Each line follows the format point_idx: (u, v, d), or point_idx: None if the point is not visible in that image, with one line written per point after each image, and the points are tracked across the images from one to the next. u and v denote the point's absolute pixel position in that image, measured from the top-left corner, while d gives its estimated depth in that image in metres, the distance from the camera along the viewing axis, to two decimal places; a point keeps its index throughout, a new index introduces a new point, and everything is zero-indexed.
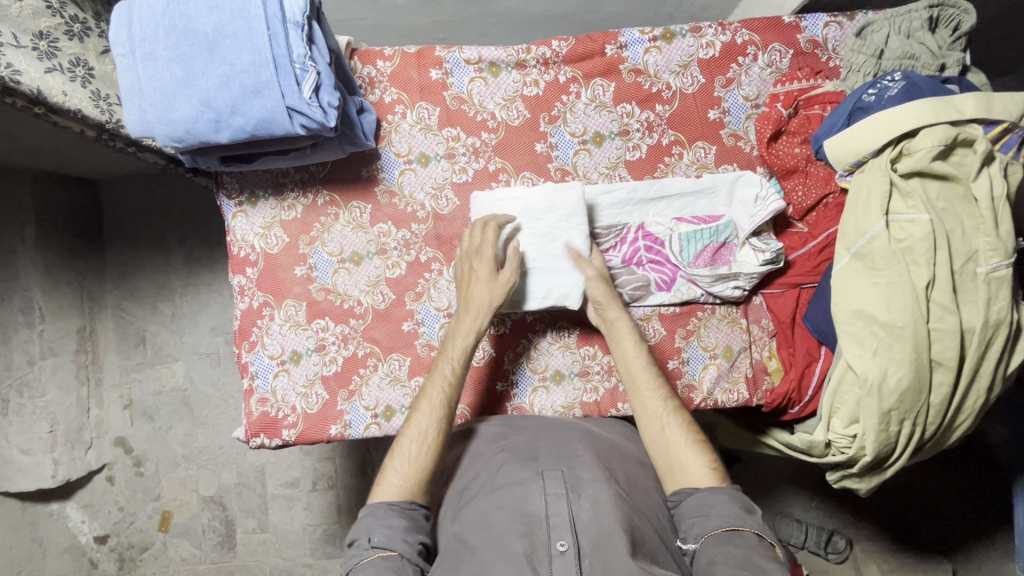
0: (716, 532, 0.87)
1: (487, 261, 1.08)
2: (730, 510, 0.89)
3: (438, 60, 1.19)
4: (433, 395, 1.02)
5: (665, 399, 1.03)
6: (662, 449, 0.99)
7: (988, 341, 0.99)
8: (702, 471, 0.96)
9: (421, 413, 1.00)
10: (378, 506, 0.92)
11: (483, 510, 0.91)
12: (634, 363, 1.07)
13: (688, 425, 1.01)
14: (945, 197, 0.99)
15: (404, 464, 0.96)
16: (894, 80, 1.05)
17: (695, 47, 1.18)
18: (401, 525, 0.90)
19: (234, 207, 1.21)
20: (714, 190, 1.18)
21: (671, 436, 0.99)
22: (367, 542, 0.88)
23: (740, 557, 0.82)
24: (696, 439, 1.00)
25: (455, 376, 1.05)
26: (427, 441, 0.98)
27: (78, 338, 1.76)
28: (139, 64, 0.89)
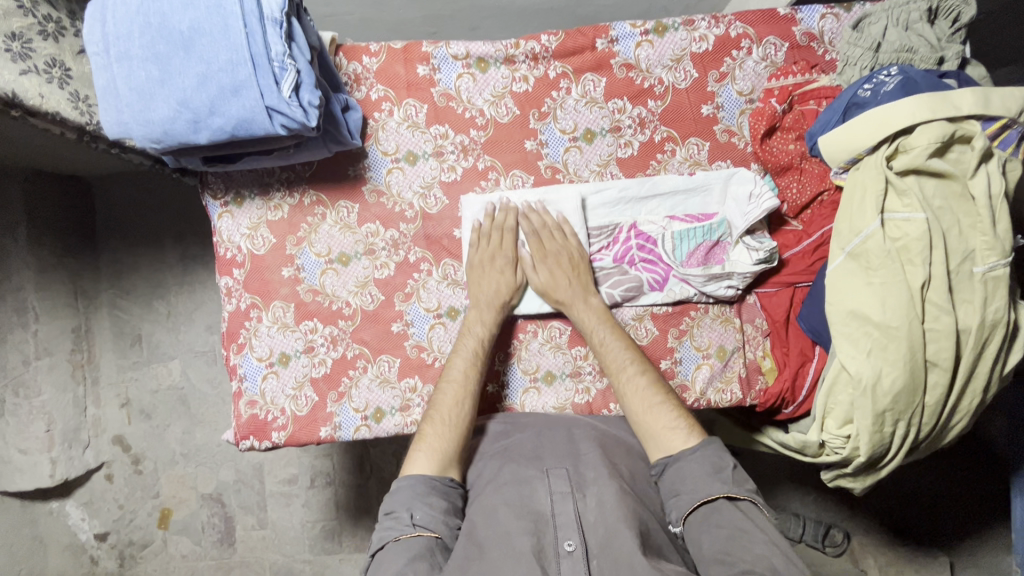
0: (695, 506, 0.88)
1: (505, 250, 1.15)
2: (702, 481, 0.89)
3: (425, 55, 1.16)
4: (461, 366, 1.07)
5: (626, 364, 1.05)
6: (630, 414, 1.02)
7: (985, 341, 0.97)
8: (680, 438, 0.96)
9: (453, 381, 1.05)
10: (416, 483, 0.92)
11: (490, 506, 0.89)
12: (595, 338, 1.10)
13: (649, 386, 1.02)
14: (942, 195, 0.97)
15: (440, 426, 0.99)
16: (891, 75, 1.02)
17: (687, 41, 1.16)
18: (441, 506, 0.90)
19: (220, 207, 1.19)
20: (707, 188, 1.16)
21: (631, 404, 1.02)
22: (408, 518, 0.87)
23: (724, 535, 0.82)
24: (657, 399, 1.00)
25: (482, 351, 1.10)
26: (459, 409, 1.01)
27: (73, 337, 1.75)
28: (114, 63, 0.87)
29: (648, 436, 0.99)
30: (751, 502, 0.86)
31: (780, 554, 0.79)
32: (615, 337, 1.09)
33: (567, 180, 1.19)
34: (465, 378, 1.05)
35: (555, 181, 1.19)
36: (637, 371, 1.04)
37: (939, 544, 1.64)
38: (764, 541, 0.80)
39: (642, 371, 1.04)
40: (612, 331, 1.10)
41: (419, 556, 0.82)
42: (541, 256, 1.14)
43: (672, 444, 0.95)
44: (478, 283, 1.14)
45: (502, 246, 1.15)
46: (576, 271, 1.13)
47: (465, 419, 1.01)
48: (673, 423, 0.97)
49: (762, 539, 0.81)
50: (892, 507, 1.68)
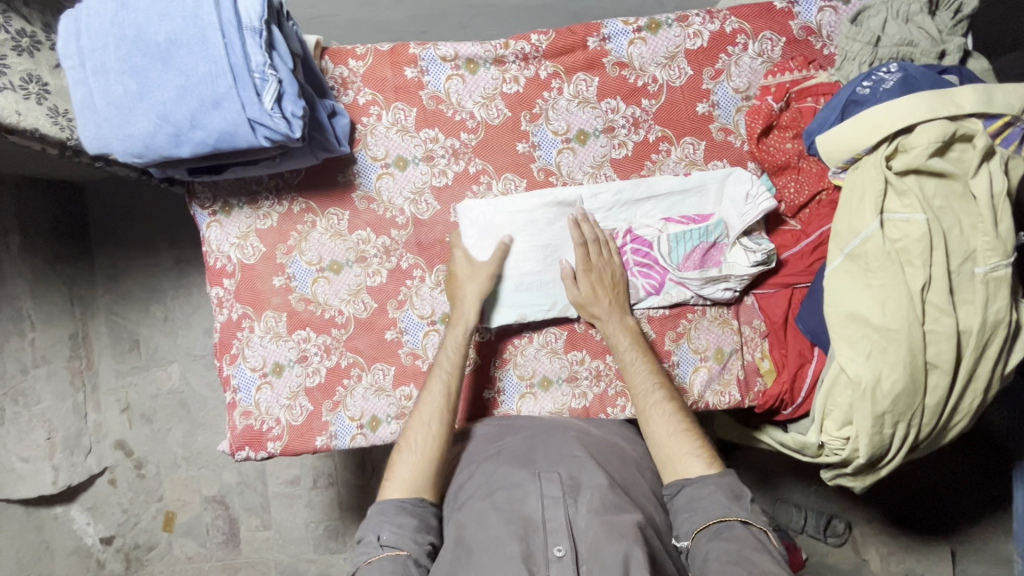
0: (707, 525, 0.88)
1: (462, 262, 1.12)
2: (717, 501, 0.89)
3: (412, 58, 1.14)
4: (439, 387, 1.04)
5: (653, 389, 1.04)
6: (651, 437, 1.00)
7: (985, 342, 0.96)
8: (696, 467, 0.95)
9: (427, 405, 1.02)
10: (388, 505, 0.93)
11: (478, 512, 0.89)
12: (625, 358, 1.08)
13: (674, 411, 1.01)
14: (943, 195, 0.95)
15: (413, 456, 0.98)
16: (890, 72, 1.00)
17: (681, 37, 1.13)
18: (411, 524, 0.91)
19: (209, 216, 1.17)
20: (703, 188, 1.14)
21: (655, 426, 1.00)
22: (376, 540, 0.89)
23: (732, 551, 0.82)
24: (680, 425, 0.99)
25: (456, 367, 1.06)
26: (432, 436, 0.99)
27: (71, 344, 1.74)
28: (91, 77, 0.85)
29: (665, 460, 0.98)
30: (763, 530, 0.87)
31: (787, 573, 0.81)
32: (644, 361, 1.07)
33: (560, 182, 1.16)
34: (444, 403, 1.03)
35: (548, 183, 1.16)
36: (663, 396, 1.02)
37: (938, 532, 1.61)
38: (773, 562, 0.81)
39: (669, 397, 1.02)
40: (643, 354, 1.08)
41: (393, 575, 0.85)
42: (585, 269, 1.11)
43: (690, 469, 0.95)
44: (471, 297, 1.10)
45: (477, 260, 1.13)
46: (610, 288, 1.12)
47: (438, 443, 0.99)
48: (696, 450, 0.96)
49: (771, 561, 0.81)
50: (892, 496, 1.65)
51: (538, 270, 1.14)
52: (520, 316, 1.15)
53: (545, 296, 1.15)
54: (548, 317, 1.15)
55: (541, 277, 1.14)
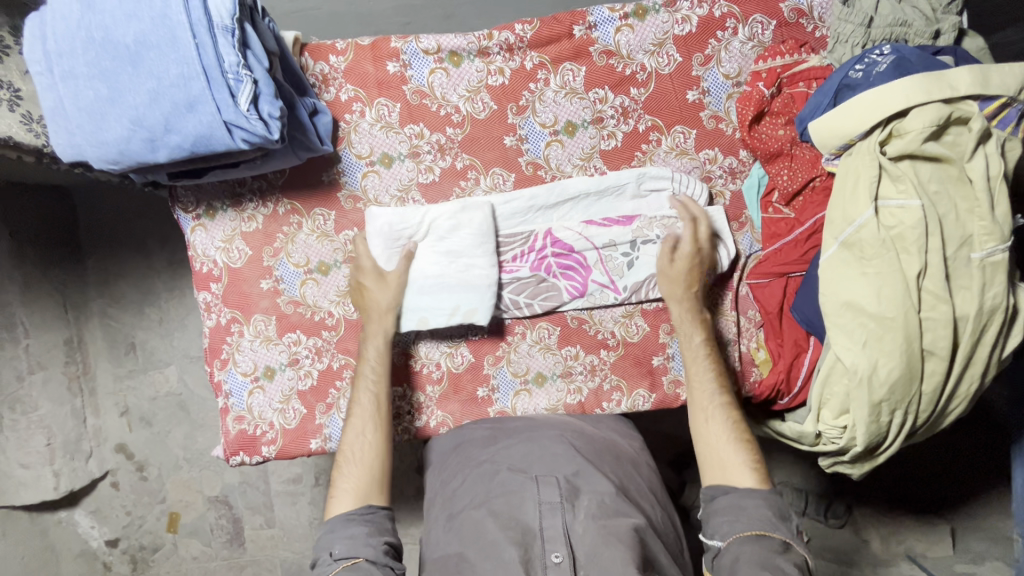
0: (743, 533, 0.87)
1: (368, 272, 1.09)
2: (762, 514, 0.89)
3: (394, 51, 1.11)
4: (366, 394, 1.04)
5: (715, 393, 1.02)
6: (703, 439, 0.99)
7: (982, 327, 0.94)
8: (746, 480, 0.94)
9: (359, 417, 1.03)
10: (338, 519, 0.92)
11: (475, 520, 0.88)
12: (693, 354, 1.06)
13: (735, 421, 0.99)
14: (938, 179, 0.93)
15: (354, 468, 0.99)
16: (883, 54, 0.97)
17: (669, 23, 1.10)
18: (362, 532, 0.91)
19: (193, 220, 1.15)
20: (617, 188, 1.13)
21: (710, 430, 1.00)
22: (329, 557, 0.88)
23: (763, 557, 0.82)
24: (740, 436, 0.98)
25: (381, 371, 1.06)
26: (370, 444, 1.00)
27: (66, 350, 1.72)
28: (59, 83, 0.83)
29: (714, 463, 0.98)
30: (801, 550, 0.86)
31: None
32: (712, 362, 1.05)
33: (549, 176, 1.14)
34: (375, 410, 1.03)
35: (536, 177, 1.14)
36: (725, 402, 1.01)
37: (939, 512, 1.60)
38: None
39: (732, 404, 1.01)
40: (712, 354, 1.06)
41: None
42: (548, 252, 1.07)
43: (739, 480, 0.94)
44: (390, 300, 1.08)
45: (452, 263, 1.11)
46: (695, 275, 1.09)
47: (380, 450, 1.01)
48: (747, 463, 0.96)
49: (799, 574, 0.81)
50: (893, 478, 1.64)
51: (440, 272, 1.10)
52: (421, 321, 1.10)
53: (447, 300, 1.10)
54: (449, 323, 1.10)
55: (444, 280, 1.09)
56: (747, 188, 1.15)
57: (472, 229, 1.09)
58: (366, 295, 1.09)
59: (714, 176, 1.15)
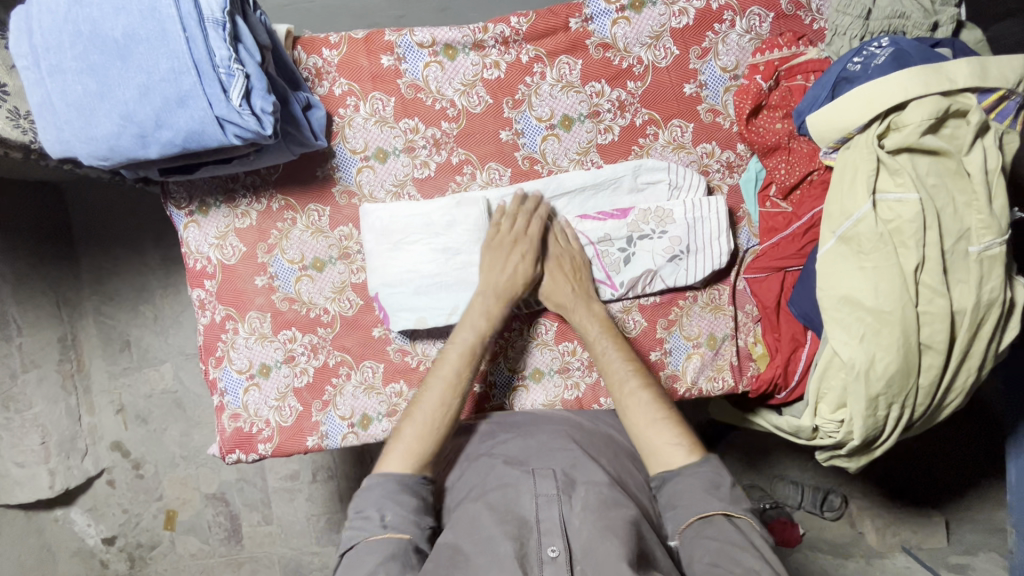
0: (690, 521, 0.85)
1: (528, 239, 1.07)
2: (699, 497, 0.86)
3: (388, 45, 1.10)
4: (453, 364, 1.02)
5: (627, 377, 1.01)
6: (630, 427, 0.97)
7: (980, 321, 0.94)
8: (679, 456, 0.92)
9: (438, 381, 1.00)
10: (388, 474, 0.91)
11: (471, 513, 0.87)
12: (597, 347, 1.06)
13: (651, 400, 0.98)
14: (936, 173, 0.93)
15: (416, 429, 0.96)
16: (881, 47, 0.97)
17: (666, 15, 1.09)
18: (413, 506, 0.88)
19: (185, 216, 1.14)
20: (616, 181, 1.11)
21: (632, 417, 0.97)
22: (379, 520, 0.86)
23: (716, 548, 0.79)
24: (659, 415, 0.96)
25: (479, 348, 1.04)
26: (443, 413, 0.97)
27: (60, 347, 1.71)
28: (47, 77, 0.81)
29: (648, 450, 0.95)
30: (746, 521, 0.83)
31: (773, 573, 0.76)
32: (616, 349, 1.05)
33: (546, 171, 1.14)
34: (455, 380, 1.00)
35: (533, 172, 1.14)
36: (638, 386, 1.00)
37: (933, 503, 1.61)
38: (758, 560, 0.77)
39: (645, 385, 1.00)
40: (614, 342, 1.06)
41: (392, 557, 0.81)
42: (493, 246, 1.08)
43: (672, 459, 0.92)
44: (487, 270, 1.07)
45: (525, 233, 1.08)
46: (574, 274, 1.10)
47: (447, 423, 0.98)
48: (674, 440, 0.93)
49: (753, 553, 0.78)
50: (889, 469, 1.66)
51: (438, 271, 1.10)
52: (420, 320, 1.10)
53: (447, 300, 1.11)
54: (448, 322, 1.11)
55: (443, 279, 1.10)
56: (745, 181, 1.14)
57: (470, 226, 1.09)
58: (503, 263, 1.07)
59: (711, 170, 1.14)
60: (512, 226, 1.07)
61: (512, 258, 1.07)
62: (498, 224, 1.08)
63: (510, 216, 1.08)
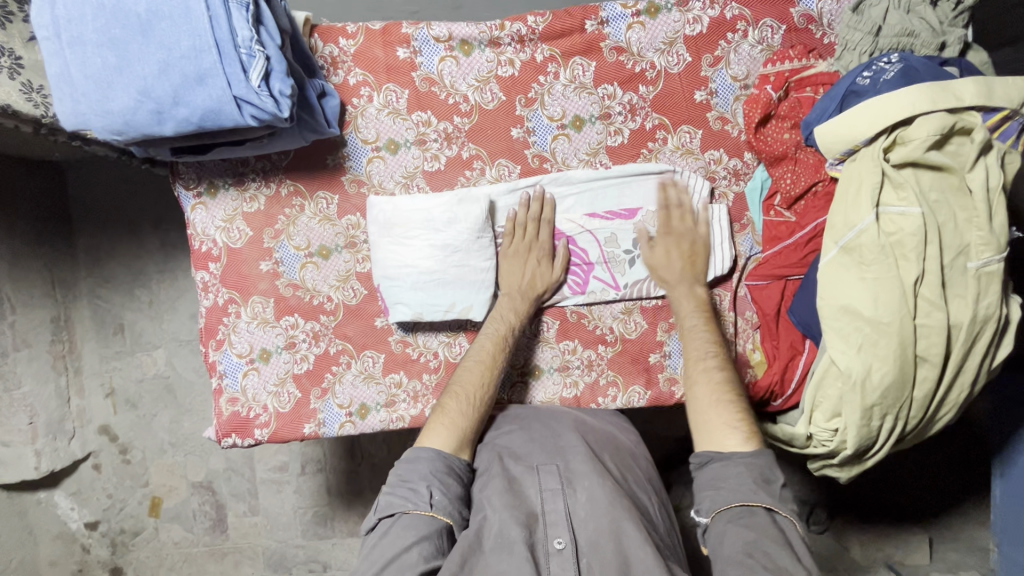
0: (728, 507, 0.85)
1: (544, 244, 1.13)
2: (742, 485, 0.86)
3: (405, 37, 1.10)
4: (488, 349, 1.05)
5: (708, 356, 1.01)
6: (693, 402, 0.98)
7: (975, 336, 0.96)
8: (732, 440, 0.91)
9: (478, 362, 1.03)
10: (432, 448, 0.91)
11: (479, 503, 0.89)
12: (690, 324, 1.07)
13: (724, 381, 0.97)
14: (939, 188, 0.95)
15: (463, 405, 0.98)
16: (891, 62, 0.98)
17: (681, 23, 1.11)
18: (457, 492, 0.89)
19: (193, 198, 1.14)
20: (624, 183, 1.14)
21: (700, 393, 0.98)
22: (427, 497, 0.85)
23: (750, 539, 0.80)
24: (725, 396, 0.96)
25: (510, 338, 1.08)
26: (481, 388, 1.00)
27: (53, 327, 1.69)
28: (67, 49, 0.81)
29: (703, 427, 0.95)
30: (788, 518, 0.84)
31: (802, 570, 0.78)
32: (707, 330, 1.05)
33: (555, 169, 1.15)
34: (491, 362, 1.03)
35: (542, 170, 1.15)
36: (716, 365, 1.00)
37: (918, 520, 1.62)
38: (790, 556, 0.79)
39: (721, 365, 1.00)
40: (705, 322, 1.06)
41: (430, 540, 0.82)
42: (509, 254, 1.13)
43: (725, 440, 0.92)
44: (505, 274, 1.12)
45: (537, 239, 1.13)
46: (686, 254, 1.12)
47: (485, 400, 1.00)
48: (735, 424, 0.92)
49: (788, 553, 0.79)
50: (877, 485, 1.65)
51: (437, 269, 1.09)
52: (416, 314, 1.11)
53: (444, 296, 1.10)
54: (445, 318, 1.11)
55: (444, 276, 1.09)
56: (750, 189, 1.16)
57: (469, 222, 1.09)
58: (528, 263, 1.12)
59: (718, 176, 1.15)
60: (528, 233, 1.12)
61: (534, 263, 1.12)
62: (511, 229, 1.13)
63: (522, 221, 1.12)
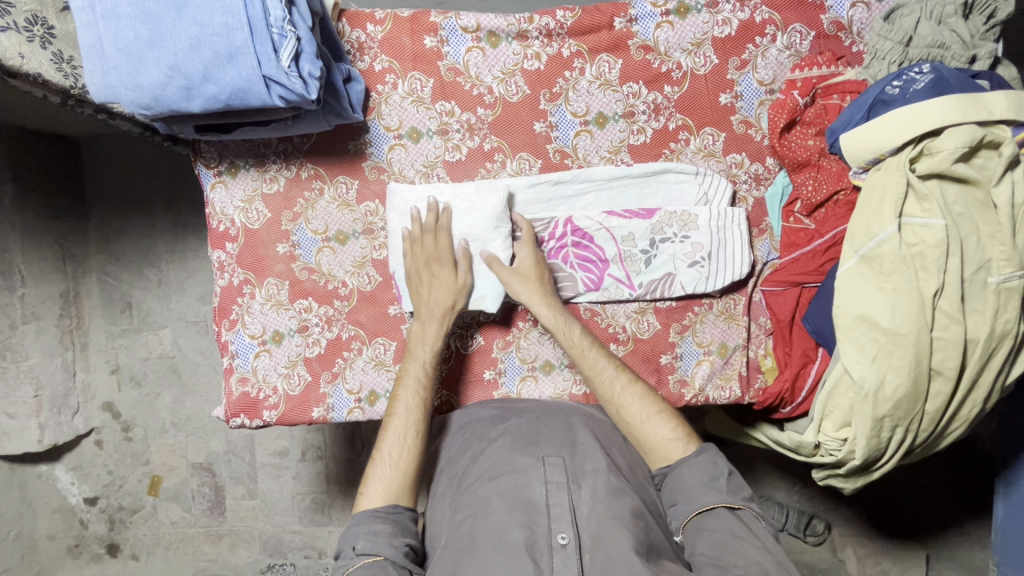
0: (691, 517, 0.89)
1: (446, 264, 1.08)
2: (699, 491, 0.90)
3: (432, 26, 1.10)
4: (405, 398, 1.03)
5: (616, 377, 1.03)
6: (628, 427, 1.01)
7: (991, 352, 0.96)
8: (678, 449, 0.97)
9: (398, 417, 1.01)
10: (363, 514, 0.92)
11: (483, 497, 0.89)
12: (580, 349, 1.05)
13: (644, 396, 1.02)
14: (964, 202, 0.94)
15: (387, 468, 0.97)
16: (922, 72, 0.98)
17: (710, 24, 1.10)
18: (386, 531, 0.90)
19: (214, 176, 1.14)
20: (644, 182, 1.14)
21: (628, 414, 1.01)
22: (352, 550, 0.87)
23: (718, 538, 0.84)
24: (654, 412, 1.00)
25: (424, 377, 1.06)
26: (406, 449, 0.98)
27: (61, 302, 1.70)
28: (100, 21, 0.81)
29: (647, 447, 0.99)
30: (747, 510, 0.87)
31: (773, 561, 0.81)
32: (600, 353, 1.05)
33: (576, 165, 1.14)
34: (410, 412, 1.02)
35: (563, 166, 1.14)
36: (629, 386, 1.03)
37: (916, 537, 1.62)
38: (758, 549, 0.82)
39: (634, 381, 1.04)
40: (593, 345, 1.06)
41: None
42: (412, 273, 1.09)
43: (673, 453, 0.97)
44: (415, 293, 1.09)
45: (438, 248, 1.09)
46: (542, 276, 1.09)
47: (413, 457, 0.98)
48: (672, 434, 0.98)
49: (754, 544, 0.82)
50: (879, 499, 1.64)
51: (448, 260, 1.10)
52: None
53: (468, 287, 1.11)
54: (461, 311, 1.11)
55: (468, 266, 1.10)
56: (771, 195, 1.16)
57: (487, 211, 1.08)
58: (428, 292, 1.09)
59: (739, 180, 1.15)
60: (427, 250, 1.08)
61: (436, 279, 1.08)
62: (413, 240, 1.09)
63: (417, 235, 1.09)
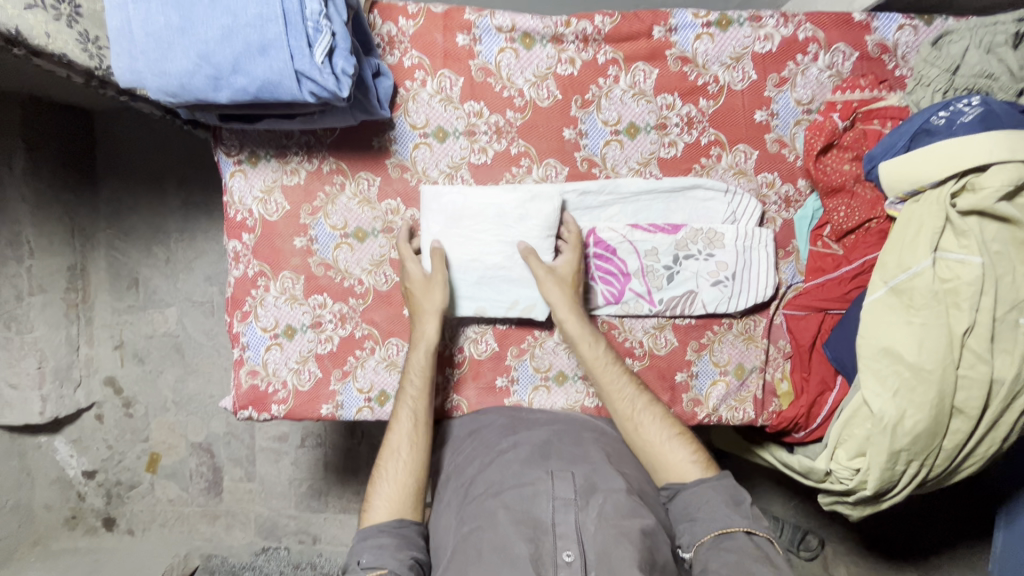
0: (706, 538, 0.87)
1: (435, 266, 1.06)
2: (717, 511, 0.88)
3: (466, 24, 1.07)
4: (409, 409, 1.00)
5: (636, 395, 1.02)
6: (643, 446, 0.98)
7: (1015, 394, 0.93)
8: (692, 473, 0.95)
9: (402, 428, 0.99)
10: (369, 529, 0.90)
11: (489, 510, 0.87)
12: (601, 362, 1.03)
13: (662, 418, 1.00)
14: (1003, 239, 0.91)
15: (388, 485, 0.94)
16: (971, 104, 0.95)
17: (751, 38, 1.07)
18: (389, 543, 0.88)
19: (233, 165, 1.12)
20: (672, 197, 1.12)
21: (646, 434, 0.98)
22: (358, 565, 0.86)
23: (734, 560, 0.82)
24: (672, 433, 0.98)
25: (426, 384, 1.02)
26: (411, 464, 0.96)
27: (68, 275, 1.68)
28: (131, 4, 0.79)
29: (659, 465, 0.97)
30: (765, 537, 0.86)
31: None
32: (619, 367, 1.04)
33: (603, 175, 1.12)
34: (415, 425, 0.99)
35: (590, 175, 1.12)
36: (645, 403, 1.01)
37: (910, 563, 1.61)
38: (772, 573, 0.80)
39: (653, 401, 1.02)
40: (614, 359, 1.04)
41: None
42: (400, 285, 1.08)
43: (687, 476, 0.95)
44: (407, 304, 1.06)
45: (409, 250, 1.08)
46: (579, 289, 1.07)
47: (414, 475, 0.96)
48: (691, 457, 0.96)
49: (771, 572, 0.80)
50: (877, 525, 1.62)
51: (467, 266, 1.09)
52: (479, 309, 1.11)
53: (507, 293, 1.11)
54: (507, 315, 1.11)
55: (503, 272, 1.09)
56: (800, 218, 1.14)
57: (540, 219, 1.06)
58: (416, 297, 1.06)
59: (768, 201, 1.13)
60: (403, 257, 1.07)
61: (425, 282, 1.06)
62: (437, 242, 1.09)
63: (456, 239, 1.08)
